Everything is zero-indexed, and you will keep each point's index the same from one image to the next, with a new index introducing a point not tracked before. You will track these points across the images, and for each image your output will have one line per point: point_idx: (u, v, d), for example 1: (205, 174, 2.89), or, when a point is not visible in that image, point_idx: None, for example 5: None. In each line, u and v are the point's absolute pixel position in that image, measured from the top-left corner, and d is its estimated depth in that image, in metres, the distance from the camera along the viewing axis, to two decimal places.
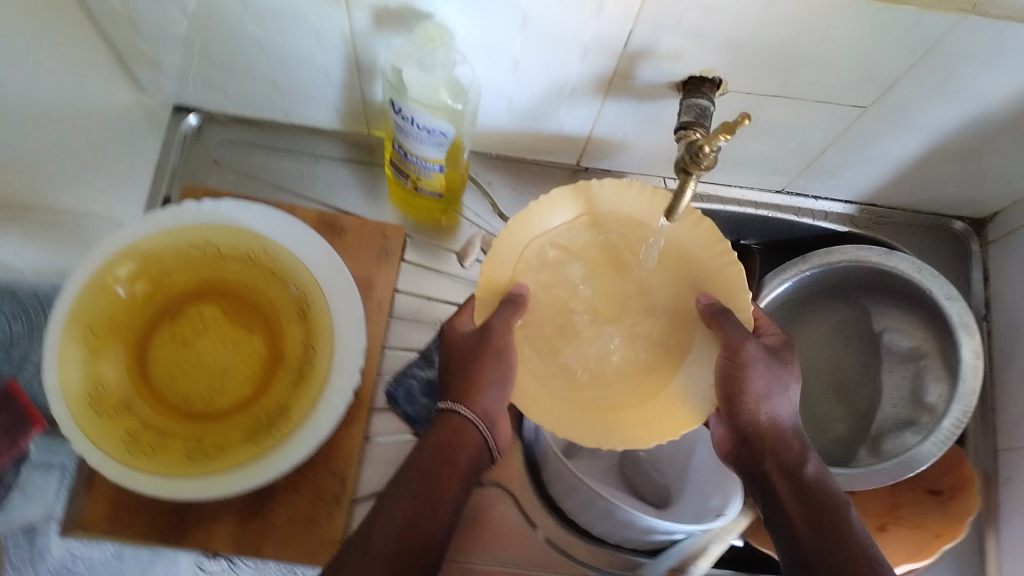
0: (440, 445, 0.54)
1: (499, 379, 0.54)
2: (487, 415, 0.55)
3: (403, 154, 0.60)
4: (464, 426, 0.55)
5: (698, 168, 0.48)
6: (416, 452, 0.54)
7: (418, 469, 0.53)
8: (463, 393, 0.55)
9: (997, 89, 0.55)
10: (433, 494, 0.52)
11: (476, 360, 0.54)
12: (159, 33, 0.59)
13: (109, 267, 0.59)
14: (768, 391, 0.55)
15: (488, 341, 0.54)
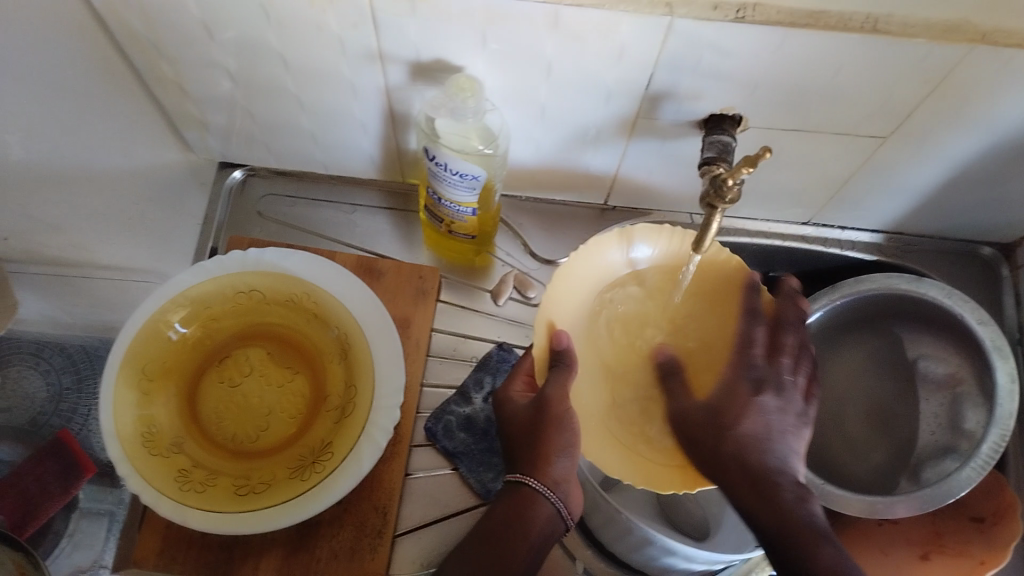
0: (513, 519, 0.53)
1: (567, 448, 0.55)
2: (558, 485, 0.54)
3: (437, 199, 0.64)
4: (535, 497, 0.54)
5: (722, 201, 0.51)
6: (487, 530, 0.52)
7: (490, 543, 0.52)
8: (534, 465, 0.54)
9: (1014, 115, 0.56)
10: (507, 566, 0.51)
11: (544, 430, 0.55)
12: (208, 95, 0.63)
13: (162, 314, 0.62)
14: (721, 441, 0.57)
15: (546, 410, 0.56)
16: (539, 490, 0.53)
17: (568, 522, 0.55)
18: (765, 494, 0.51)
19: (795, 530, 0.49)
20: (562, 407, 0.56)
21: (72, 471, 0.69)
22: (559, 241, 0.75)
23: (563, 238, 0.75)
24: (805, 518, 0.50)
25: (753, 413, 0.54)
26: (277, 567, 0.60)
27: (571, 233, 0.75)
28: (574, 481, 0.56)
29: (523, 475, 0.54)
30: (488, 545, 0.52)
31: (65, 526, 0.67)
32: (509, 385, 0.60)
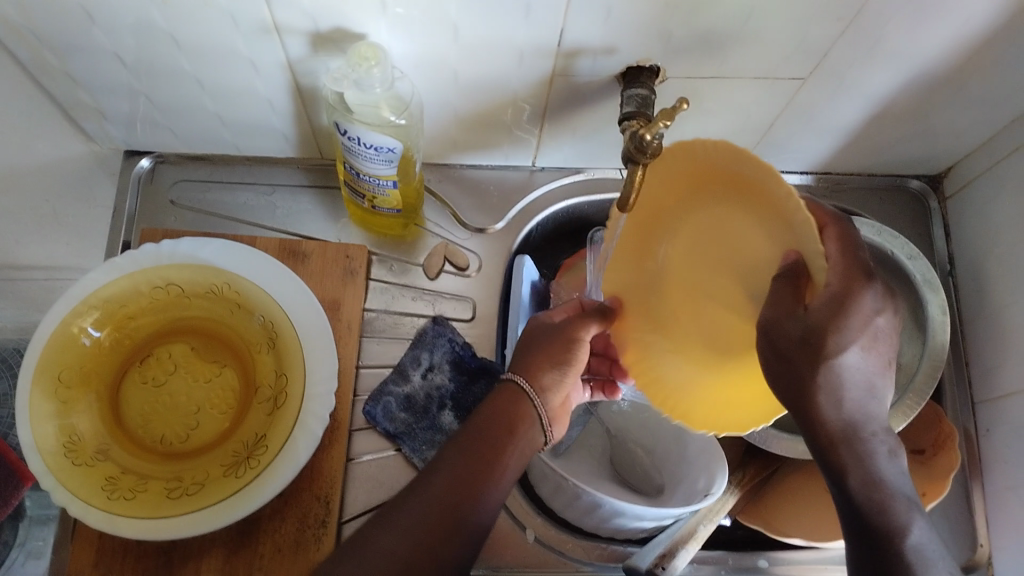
0: (506, 418, 0.56)
1: (561, 357, 0.59)
2: (543, 391, 0.58)
3: (355, 174, 0.61)
4: (520, 397, 0.57)
5: (643, 157, 0.49)
6: (478, 425, 0.56)
7: (478, 437, 0.55)
8: (526, 367, 0.59)
9: (928, 49, 0.56)
10: (491, 459, 0.54)
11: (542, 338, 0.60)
12: (101, 83, 0.59)
13: (74, 318, 0.59)
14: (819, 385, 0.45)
15: (559, 324, 0.60)
16: (525, 388, 0.57)
17: (547, 437, 0.58)
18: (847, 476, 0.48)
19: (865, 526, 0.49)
20: (575, 329, 0.59)
21: (11, 480, 0.64)
22: (489, 208, 0.73)
23: (491, 205, 0.73)
24: (882, 512, 0.48)
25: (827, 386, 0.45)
26: (219, 566, 0.58)
27: (500, 199, 0.73)
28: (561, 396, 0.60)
29: (513, 374, 0.59)
30: (474, 435, 0.55)
31: (15, 535, 0.65)
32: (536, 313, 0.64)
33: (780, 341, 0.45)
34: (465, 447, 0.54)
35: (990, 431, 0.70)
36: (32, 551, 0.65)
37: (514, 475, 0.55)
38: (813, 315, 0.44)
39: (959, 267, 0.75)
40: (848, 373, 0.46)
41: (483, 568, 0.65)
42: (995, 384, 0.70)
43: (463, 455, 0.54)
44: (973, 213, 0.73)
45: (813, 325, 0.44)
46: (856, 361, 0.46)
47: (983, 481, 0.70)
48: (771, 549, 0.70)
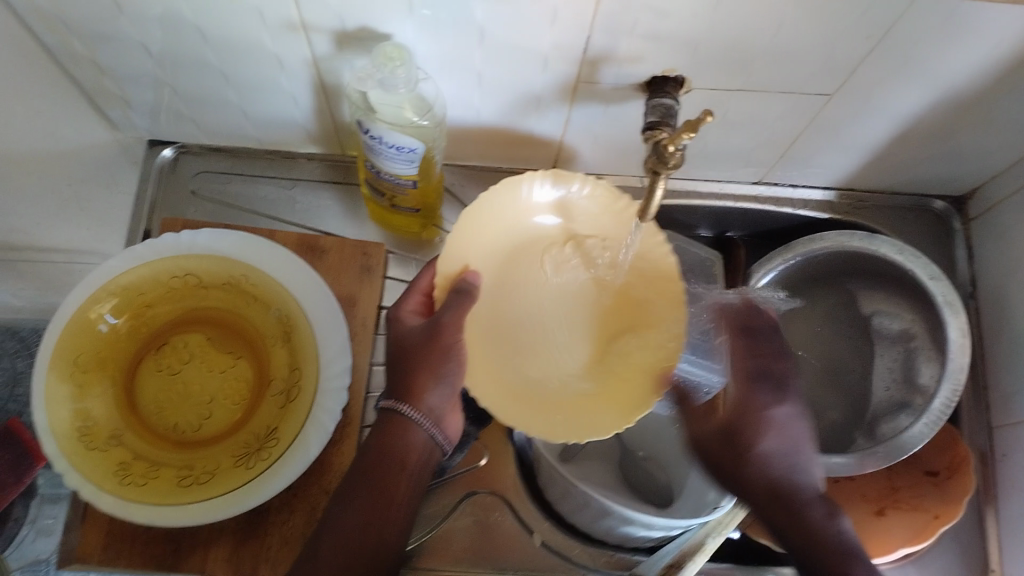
0: (390, 453, 0.54)
1: (445, 374, 0.55)
2: (432, 412, 0.55)
3: (375, 172, 0.61)
4: (408, 426, 0.55)
5: (665, 168, 0.49)
6: (364, 467, 0.54)
7: (362, 483, 0.54)
8: (407, 393, 0.55)
9: (959, 69, 0.55)
10: (383, 500, 0.53)
11: (425, 356, 0.55)
12: (128, 72, 0.60)
13: (92, 305, 0.60)
14: (773, 436, 0.60)
15: (438, 339, 0.55)
16: (413, 418, 0.54)
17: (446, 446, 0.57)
18: (796, 516, 0.57)
19: (818, 543, 0.55)
20: (454, 338, 0.55)
21: (25, 459, 0.70)
22: None
23: None
24: (833, 537, 0.55)
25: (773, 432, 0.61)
26: (228, 555, 0.59)
27: None
28: (450, 401, 0.57)
29: (397, 403, 0.55)
30: (361, 478, 0.54)
31: None
32: (401, 303, 0.59)
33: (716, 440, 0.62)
34: (356, 494, 0.53)
35: (1005, 456, 0.69)
36: (43, 529, 0.75)
37: (414, 500, 0.55)
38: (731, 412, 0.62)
39: (980, 289, 0.74)
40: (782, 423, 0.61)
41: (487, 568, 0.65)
42: (1011, 409, 0.69)
43: (352, 505, 0.53)
44: (997, 235, 0.72)
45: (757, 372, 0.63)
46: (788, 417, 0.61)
47: (996, 507, 0.69)
48: (778, 564, 0.69)
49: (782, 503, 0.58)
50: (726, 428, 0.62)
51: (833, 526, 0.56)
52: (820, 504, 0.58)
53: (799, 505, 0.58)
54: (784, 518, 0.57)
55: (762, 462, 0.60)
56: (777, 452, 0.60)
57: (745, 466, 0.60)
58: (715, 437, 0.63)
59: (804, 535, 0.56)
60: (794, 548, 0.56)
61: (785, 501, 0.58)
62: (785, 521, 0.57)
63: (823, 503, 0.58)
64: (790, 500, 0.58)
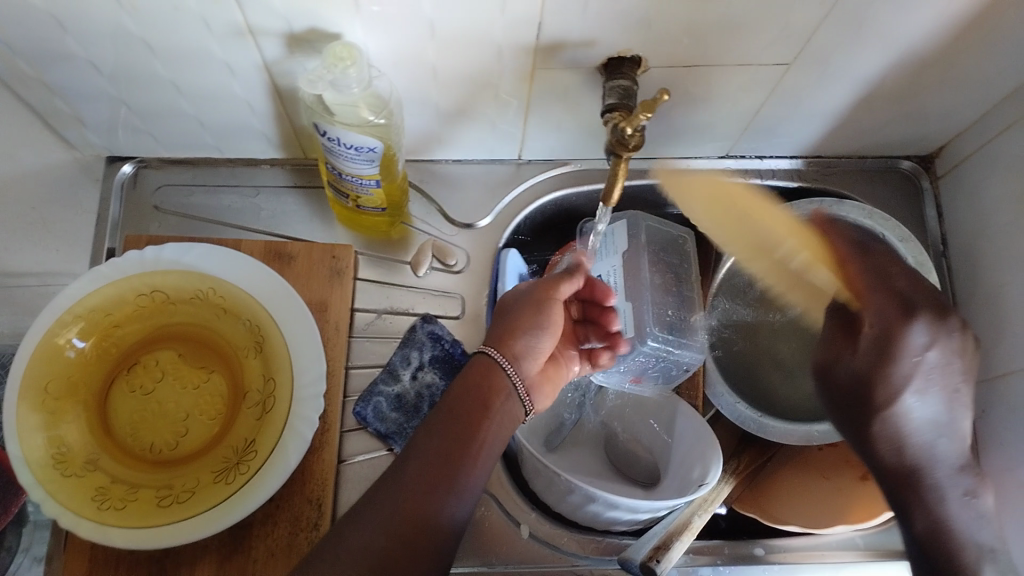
0: (471, 394, 0.54)
1: (532, 327, 0.59)
2: (518, 360, 0.57)
3: (337, 174, 0.60)
4: (492, 368, 0.56)
5: (626, 149, 0.49)
6: (446, 405, 0.54)
7: (448, 415, 0.53)
8: (498, 339, 0.58)
9: (913, 30, 0.55)
10: (467, 437, 0.53)
11: (517, 311, 0.59)
12: (75, 91, 0.59)
13: (57, 330, 0.59)
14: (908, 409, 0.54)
15: (530, 295, 0.60)
16: (499, 360, 0.56)
17: (529, 408, 0.58)
18: (914, 499, 0.55)
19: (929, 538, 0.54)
20: (547, 296, 0.60)
21: (11, 487, 0.66)
22: (476, 202, 0.72)
23: (478, 199, 0.72)
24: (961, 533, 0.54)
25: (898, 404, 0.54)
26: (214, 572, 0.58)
27: (487, 192, 0.72)
28: (537, 361, 0.59)
29: (484, 348, 0.57)
30: (443, 419, 0.53)
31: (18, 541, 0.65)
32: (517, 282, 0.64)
33: (863, 386, 0.54)
34: (440, 427, 0.53)
35: (985, 412, 0.70)
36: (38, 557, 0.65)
37: (493, 453, 0.54)
38: (860, 368, 0.54)
39: (952, 248, 0.74)
40: (912, 420, 0.54)
41: (475, 564, 0.65)
42: (989, 365, 0.69)
43: (440, 433, 0.53)
44: (965, 192, 0.72)
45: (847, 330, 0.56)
46: (914, 406, 0.54)
47: (980, 463, 0.70)
48: (768, 537, 0.70)
49: (888, 486, 0.56)
50: (858, 381, 0.55)
51: (949, 527, 0.54)
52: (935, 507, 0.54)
53: (915, 497, 0.55)
54: (909, 502, 0.55)
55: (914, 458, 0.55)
56: (919, 416, 0.54)
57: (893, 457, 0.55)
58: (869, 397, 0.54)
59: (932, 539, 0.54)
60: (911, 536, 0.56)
61: (913, 488, 0.55)
62: (906, 515, 0.56)
63: (961, 490, 0.55)
64: (915, 492, 0.55)
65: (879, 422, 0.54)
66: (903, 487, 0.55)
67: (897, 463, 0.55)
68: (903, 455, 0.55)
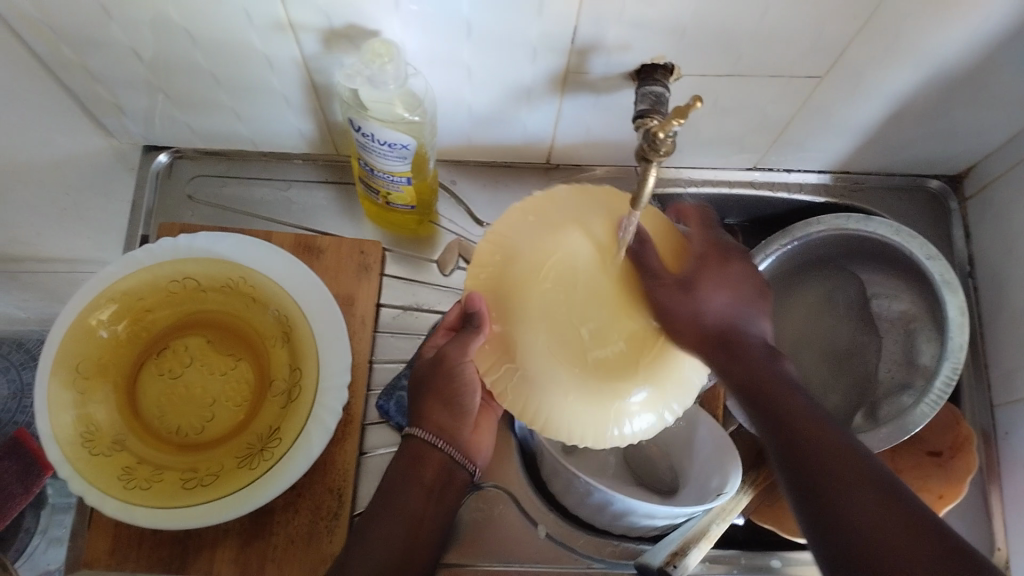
0: (409, 471, 0.57)
1: (452, 393, 0.58)
2: (443, 430, 0.58)
3: (369, 171, 0.61)
4: (424, 448, 0.57)
5: (657, 154, 0.47)
6: (385, 494, 0.56)
7: (393, 497, 0.56)
8: (417, 415, 0.58)
9: (946, 47, 0.55)
10: (416, 515, 0.56)
11: (430, 388, 0.58)
12: (119, 79, 0.60)
13: (91, 312, 0.60)
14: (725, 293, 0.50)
15: (441, 367, 0.57)
16: (425, 437, 0.57)
17: (472, 471, 0.60)
18: (774, 393, 0.48)
19: (818, 448, 0.46)
20: (456, 365, 0.56)
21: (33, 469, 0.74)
22: (503, 204, 0.73)
23: (506, 202, 0.73)
24: (828, 440, 0.46)
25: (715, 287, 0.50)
26: (234, 555, 0.59)
27: (515, 195, 0.73)
28: (466, 423, 0.59)
29: (409, 429, 0.58)
30: (387, 500, 0.56)
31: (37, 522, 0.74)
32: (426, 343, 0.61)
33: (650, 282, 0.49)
34: (389, 512, 0.55)
35: (1008, 434, 0.69)
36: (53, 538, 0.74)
37: (439, 524, 0.57)
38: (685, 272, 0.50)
39: (979, 268, 0.74)
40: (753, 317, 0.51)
41: (490, 561, 0.66)
42: (1013, 386, 0.69)
43: (388, 516, 0.55)
44: (994, 213, 0.72)
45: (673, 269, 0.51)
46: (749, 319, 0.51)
47: (1001, 485, 0.69)
48: (783, 549, 0.70)
49: (749, 390, 0.48)
50: (688, 285, 0.50)
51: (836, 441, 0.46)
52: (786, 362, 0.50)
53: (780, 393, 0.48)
54: (762, 372, 0.48)
55: (745, 342, 0.50)
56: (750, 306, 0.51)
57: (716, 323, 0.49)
58: (689, 320, 0.48)
59: (795, 438, 0.46)
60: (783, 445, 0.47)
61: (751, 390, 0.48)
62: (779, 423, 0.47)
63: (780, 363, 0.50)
64: (751, 382, 0.48)
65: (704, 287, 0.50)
66: (778, 438, 0.47)
67: (747, 368, 0.49)
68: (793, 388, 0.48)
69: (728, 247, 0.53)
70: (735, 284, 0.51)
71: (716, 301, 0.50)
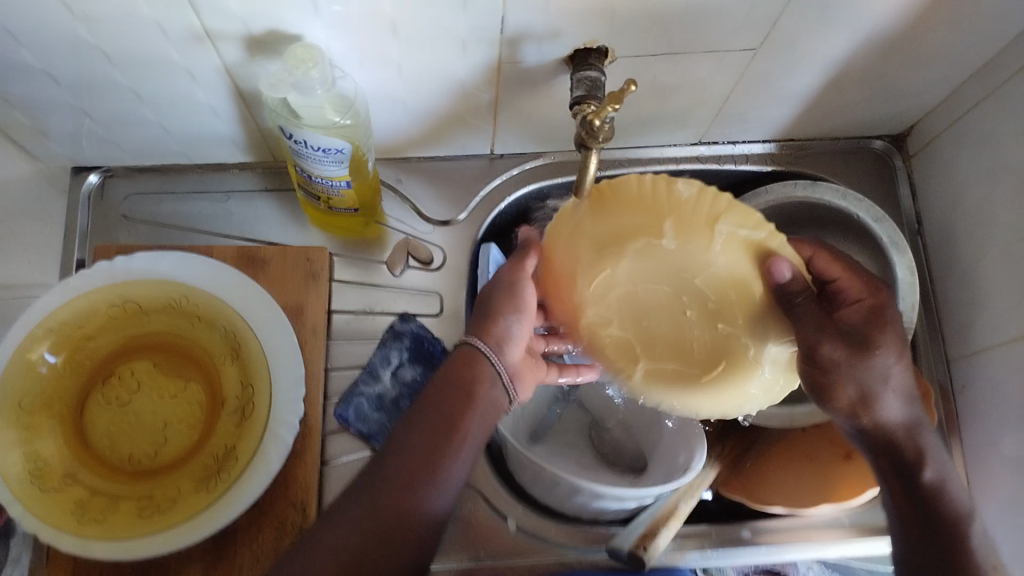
0: (452, 381, 0.55)
1: (510, 313, 0.56)
2: (501, 345, 0.57)
3: (306, 177, 0.60)
4: (475, 357, 0.56)
5: (596, 141, 0.50)
6: (425, 401, 0.55)
7: (431, 404, 0.54)
8: (479, 327, 0.56)
9: (877, 11, 0.55)
10: (448, 431, 0.53)
11: (488, 298, 0.57)
12: (36, 103, 0.58)
13: (29, 345, 0.58)
14: (867, 391, 0.51)
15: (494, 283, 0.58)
16: (481, 349, 0.56)
17: (512, 394, 0.58)
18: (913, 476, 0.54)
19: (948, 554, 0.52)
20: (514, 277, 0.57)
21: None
22: (450, 198, 0.72)
23: (452, 195, 0.72)
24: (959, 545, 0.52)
25: (876, 376, 0.51)
26: None
27: (460, 188, 0.72)
28: (517, 344, 0.58)
29: (466, 338, 0.57)
30: (423, 403, 0.54)
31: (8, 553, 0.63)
32: None
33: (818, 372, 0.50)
34: (419, 423, 0.53)
35: (966, 387, 0.70)
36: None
37: (477, 443, 0.54)
38: (855, 325, 0.52)
39: (927, 225, 0.74)
40: (887, 395, 0.52)
41: (463, 559, 0.65)
42: (968, 340, 0.70)
43: (417, 428, 0.53)
44: (937, 170, 0.72)
45: (865, 324, 0.52)
46: (889, 404, 0.52)
47: (962, 438, 0.70)
48: (754, 520, 0.70)
49: (886, 458, 0.54)
50: (860, 340, 0.51)
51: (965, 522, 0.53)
52: (930, 463, 0.54)
53: (912, 468, 0.54)
54: (906, 448, 0.54)
55: (881, 428, 0.53)
56: (892, 385, 0.52)
57: (858, 408, 0.52)
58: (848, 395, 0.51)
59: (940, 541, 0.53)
60: (897, 512, 0.55)
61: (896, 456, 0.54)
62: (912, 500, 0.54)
63: (932, 468, 0.54)
64: (898, 456, 0.54)
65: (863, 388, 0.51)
66: (918, 532, 0.54)
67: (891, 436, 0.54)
68: (946, 498, 0.54)
69: (864, 315, 0.53)
70: (880, 376, 0.51)
71: (855, 385, 0.51)
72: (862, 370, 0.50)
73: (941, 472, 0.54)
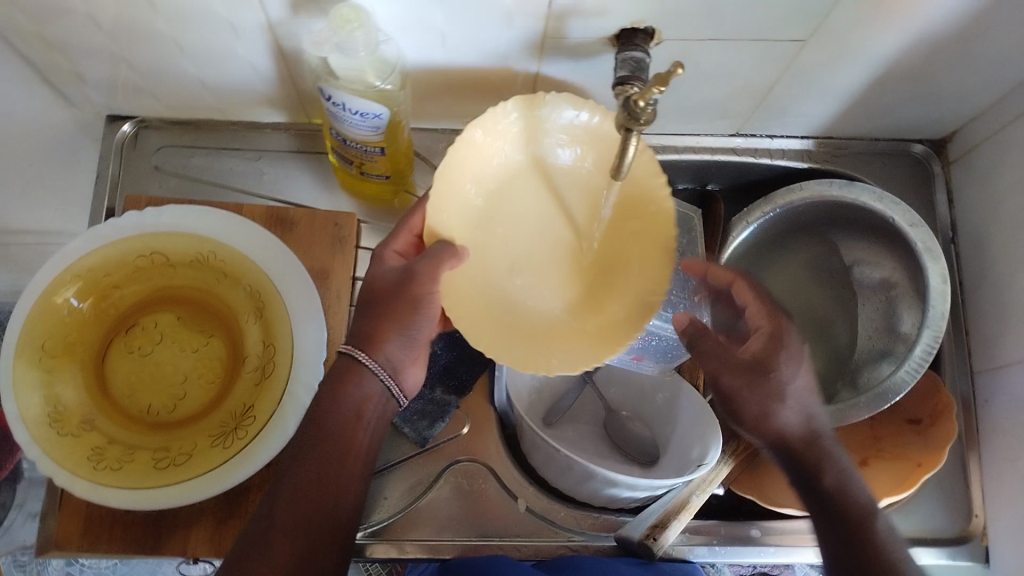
0: (345, 399, 0.53)
1: (402, 326, 0.54)
2: (388, 360, 0.55)
3: (341, 140, 0.60)
4: (361, 374, 0.54)
5: (636, 124, 0.46)
6: (315, 421, 0.53)
7: (323, 426, 0.52)
8: (364, 340, 0.54)
9: (932, 10, 0.54)
10: (343, 450, 0.52)
11: (388, 305, 0.54)
12: (77, 48, 0.57)
13: (56, 289, 0.58)
14: (765, 409, 0.56)
15: (405, 288, 0.54)
16: (367, 366, 0.54)
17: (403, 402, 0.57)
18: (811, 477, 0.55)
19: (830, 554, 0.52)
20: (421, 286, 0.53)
21: None
22: None
23: None
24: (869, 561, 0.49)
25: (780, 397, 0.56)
26: (210, 535, 0.58)
27: None
28: (412, 354, 0.56)
29: (351, 348, 0.55)
30: (314, 426, 0.52)
31: None
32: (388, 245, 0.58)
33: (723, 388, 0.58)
34: (314, 446, 0.52)
35: (988, 401, 0.69)
36: None
37: (367, 458, 0.54)
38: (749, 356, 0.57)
39: (961, 235, 0.73)
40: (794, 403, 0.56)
41: (470, 535, 0.65)
42: (993, 354, 0.69)
43: (315, 449, 0.51)
44: (976, 179, 0.71)
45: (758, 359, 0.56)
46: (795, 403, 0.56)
47: (980, 452, 0.70)
48: (763, 519, 0.70)
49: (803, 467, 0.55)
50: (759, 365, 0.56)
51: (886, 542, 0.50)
52: (832, 467, 0.55)
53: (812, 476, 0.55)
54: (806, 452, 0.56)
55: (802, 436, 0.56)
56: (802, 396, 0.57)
57: (757, 417, 0.57)
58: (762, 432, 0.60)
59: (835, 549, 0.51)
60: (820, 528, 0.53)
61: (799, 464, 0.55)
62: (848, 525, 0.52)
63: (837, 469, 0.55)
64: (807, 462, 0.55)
65: (770, 405, 0.56)
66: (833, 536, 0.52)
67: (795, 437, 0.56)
68: (850, 498, 0.53)
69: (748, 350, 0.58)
70: (771, 395, 0.56)
71: (756, 406, 0.56)
72: (762, 395, 0.56)
73: (840, 475, 0.54)
